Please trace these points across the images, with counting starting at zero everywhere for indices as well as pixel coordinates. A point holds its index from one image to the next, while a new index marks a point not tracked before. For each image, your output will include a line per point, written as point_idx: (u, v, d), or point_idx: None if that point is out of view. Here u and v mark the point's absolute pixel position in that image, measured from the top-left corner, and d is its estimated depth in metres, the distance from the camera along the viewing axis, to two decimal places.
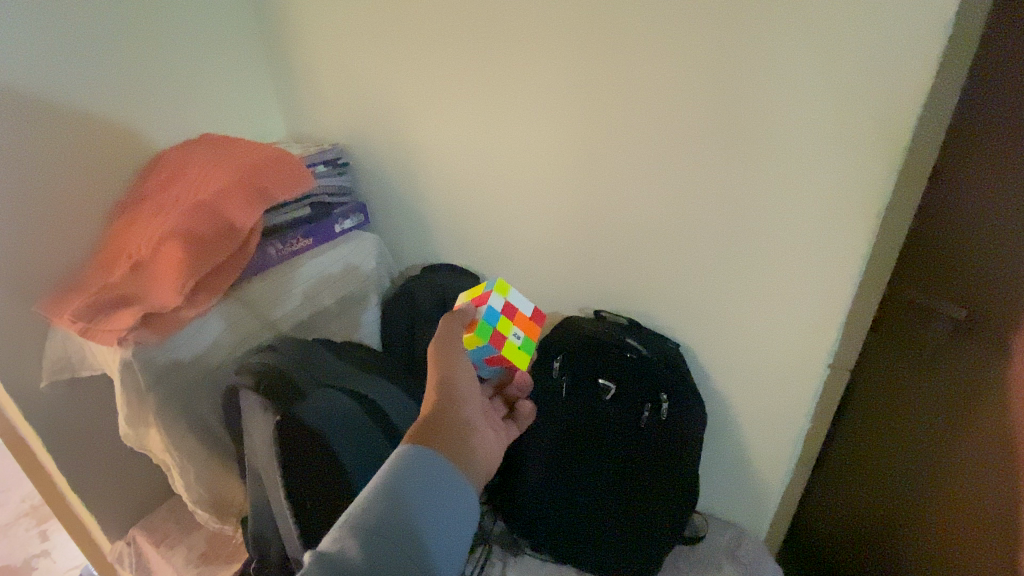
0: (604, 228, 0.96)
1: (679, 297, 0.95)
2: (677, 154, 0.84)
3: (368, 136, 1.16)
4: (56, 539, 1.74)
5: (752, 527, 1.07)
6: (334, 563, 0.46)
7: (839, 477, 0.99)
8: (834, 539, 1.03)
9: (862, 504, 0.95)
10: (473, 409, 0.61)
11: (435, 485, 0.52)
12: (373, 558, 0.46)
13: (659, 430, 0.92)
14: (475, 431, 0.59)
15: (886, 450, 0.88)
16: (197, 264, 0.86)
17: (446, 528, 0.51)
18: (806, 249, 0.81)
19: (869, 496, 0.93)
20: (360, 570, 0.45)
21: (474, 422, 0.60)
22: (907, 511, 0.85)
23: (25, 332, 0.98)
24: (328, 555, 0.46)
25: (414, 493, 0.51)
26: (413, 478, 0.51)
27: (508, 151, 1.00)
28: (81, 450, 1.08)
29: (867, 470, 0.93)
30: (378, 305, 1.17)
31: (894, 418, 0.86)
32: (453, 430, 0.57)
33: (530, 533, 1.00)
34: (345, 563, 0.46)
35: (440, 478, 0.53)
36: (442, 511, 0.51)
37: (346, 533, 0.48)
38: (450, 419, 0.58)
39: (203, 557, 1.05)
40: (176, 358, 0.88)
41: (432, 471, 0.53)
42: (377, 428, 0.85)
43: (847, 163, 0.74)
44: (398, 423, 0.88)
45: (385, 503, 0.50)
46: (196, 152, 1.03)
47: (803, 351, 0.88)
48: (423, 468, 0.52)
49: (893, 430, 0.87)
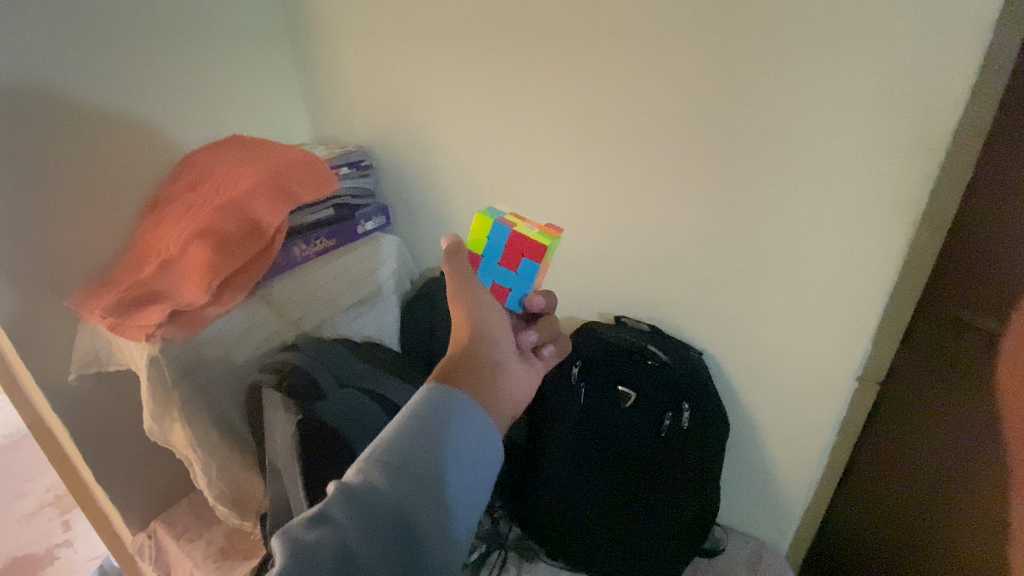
0: (625, 233, 0.95)
1: (703, 304, 0.93)
2: (702, 159, 0.83)
3: (392, 138, 1.18)
4: (78, 529, 1.78)
5: (772, 541, 1.04)
6: (357, 494, 0.46)
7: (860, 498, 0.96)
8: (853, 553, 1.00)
9: (884, 530, 0.91)
10: (503, 354, 0.61)
11: (465, 426, 0.51)
12: (397, 490, 0.46)
13: (680, 439, 0.90)
14: (504, 379, 0.58)
15: (911, 475, 0.85)
16: (223, 263, 0.87)
17: (470, 463, 0.51)
18: (835, 258, 0.79)
19: (891, 522, 0.90)
20: (384, 501, 0.46)
21: (502, 363, 0.59)
22: (923, 534, 0.83)
23: (57, 325, 1.00)
24: (352, 486, 0.46)
25: (444, 436, 0.50)
26: (439, 416, 0.50)
27: (529, 154, 1.00)
28: (106, 442, 1.10)
29: (890, 493, 0.90)
30: (398, 305, 1.18)
31: (920, 442, 0.83)
32: None
33: (546, 540, 0.99)
34: (371, 496, 0.46)
35: (470, 419, 0.52)
36: (469, 448, 0.51)
37: (372, 466, 0.47)
38: (479, 368, 0.57)
39: (221, 553, 1.06)
40: (201, 355, 0.89)
41: (458, 408, 0.52)
42: None
43: (880, 170, 0.72)
44: None
45: (411, 435, 0.49)
46: (225, 153, 1.05)
47: (831, 363, 0.86)
48: (452, 409, 0.51)
49: (920, 455, 0.83)
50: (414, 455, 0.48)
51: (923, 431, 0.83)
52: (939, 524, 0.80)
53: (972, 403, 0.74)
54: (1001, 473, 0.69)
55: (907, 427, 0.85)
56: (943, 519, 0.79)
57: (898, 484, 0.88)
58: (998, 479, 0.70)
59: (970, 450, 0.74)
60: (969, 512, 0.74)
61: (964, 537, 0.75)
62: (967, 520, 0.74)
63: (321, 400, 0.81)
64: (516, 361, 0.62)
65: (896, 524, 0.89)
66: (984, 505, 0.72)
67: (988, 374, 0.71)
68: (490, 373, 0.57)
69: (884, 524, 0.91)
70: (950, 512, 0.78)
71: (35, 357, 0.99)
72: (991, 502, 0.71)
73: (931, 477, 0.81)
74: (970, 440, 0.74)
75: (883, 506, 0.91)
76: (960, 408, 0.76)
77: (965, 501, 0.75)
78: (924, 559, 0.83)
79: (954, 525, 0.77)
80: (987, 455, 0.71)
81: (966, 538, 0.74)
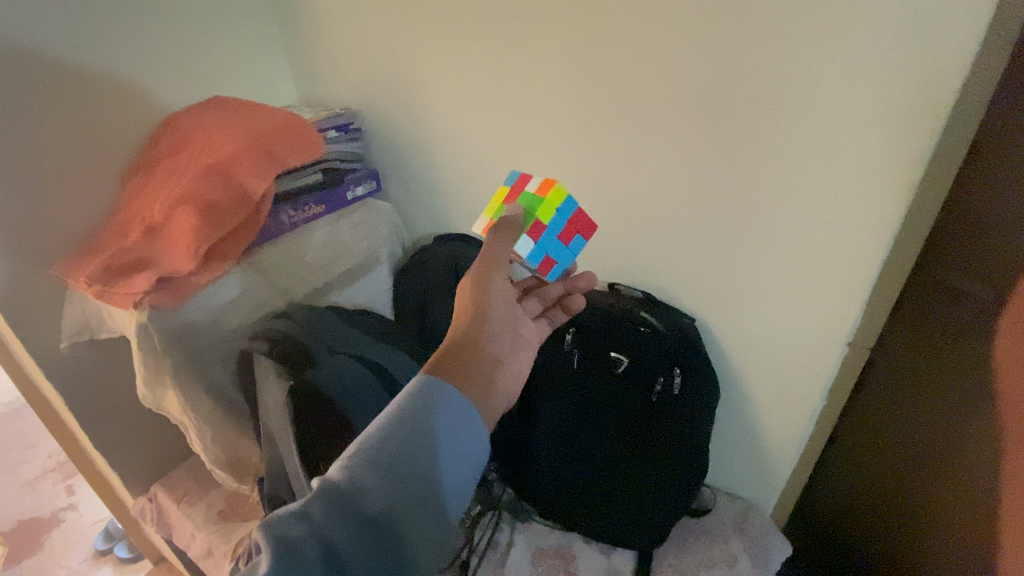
0: (620, 201, 0.94)
1: (696, 272, 0.93)
2: (700, 124, 0.81)
3: (381, 101, 1.13)
4: (81, 494, 1.81)
5: (759, 502, 1.07)
6: (344, 493, 0.46)
7: (850, 460, 0.98)
8: (842, 516, 1.02)
9: (875, 494, 0.94)
10: (502, 351, 0.61)
11: (452, 424, 0.51)
12: (386, 489, 0.46)
13: (671, 405, 0.91)
14: (504, 371, 0.59)
15: (905, 445, 0.86)
16: (211, 230, 0.86)
17: (457, 461, 0.50)
18: (831, 226, 0.78)
19: (882, 486, 0.92)
20: (371, 499, 0.46)
21: (502, 357, 0.60)
22: (911, 499, 0.86)
23: (43, 293, 0.98)
24: (338, 484, 0.46)
25: (423, 424, 0.50)
26: (426, 413, 0.50)
27: (523, 119, 0.97)
28: (102, 409, 1.11)
29: (881, 457, 0.92)
30: (390, 272, 1.17)
31: (916, 410, 0.84)
32: (479, 387, 0.55)
33: (540, 502, 1.01)
34: (356, 494, 0.46)
35: (458, 416, 0.51)
36: (459, 444, 0.51)
37: (358, 465, 0.47)
38: (476, 363, 0.57)
39: (222, 514, 1.09)
40: (190, 322, 0.89)
41: (446, 405, 0.51)
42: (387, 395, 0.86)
43: (881, 136, 0.70)
44: None
45: (398, 433, 0.49)
46: (209, 115, 1.02)
47: (824, 331, 0.86)
48: (440, 403, 0.51)
49: (915, 423, 0.84)
50: (402, 453, 0.48)
51: (914, 396, 0.84)
52: (928, 496, 0.82)
53: (968, 364, 0.74)
54: (993, 430, 0.70)
55: (904, 395, 0.86)
56: (934, 491, 0.81)
57: (892, 449, 0.89)
58: (991, 436, 0.71)
59: (964, 413, 0.75)
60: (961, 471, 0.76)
61: (955, 512, 0.77)
62: (959, 495, 0.76)
63: (312, 367, 0.81)
64: (512, 358, 0.62)
65: (885, 488, 0.92)
66: (976, 463, 0.73)
67: (987, 337, 0.71)
68: (489, 371, 0.57)
69: (874, 486, 0.94)
70: (942, 485, 0.79)
71: (24, 326, 0.98)
72: (987, 462, 0.71)
73: (923, 439, 0.83)
74: (967, 405, 0.75)
75: (874, 469, 0.94)
76: (958, 384, 0.76)
77: (958, 473, 0.76)
78: (913, 527, 0.86)
79: (948, 486, 0.78)
80: (982, 415, 0.72)
81: (959, 512, 0.76)
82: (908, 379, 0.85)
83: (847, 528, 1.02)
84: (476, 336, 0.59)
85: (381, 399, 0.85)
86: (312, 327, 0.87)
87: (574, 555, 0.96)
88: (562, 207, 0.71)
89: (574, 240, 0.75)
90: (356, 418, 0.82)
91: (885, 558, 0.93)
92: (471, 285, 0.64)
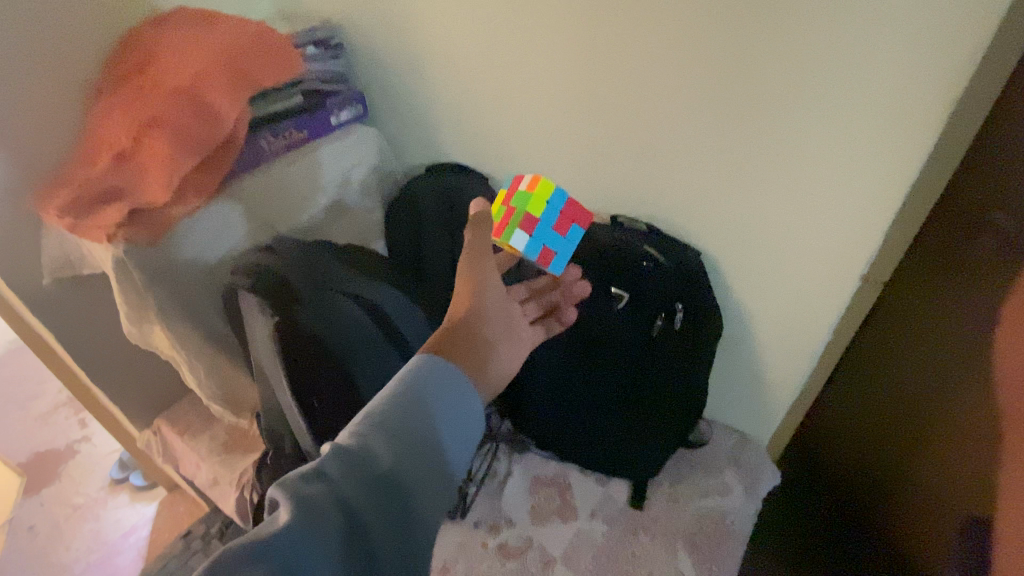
0: (626, 125, 0.86)
1: (705, 203, 0.87)
2: (720, 33, 0.72)
3: (364, 13, 1.02)
4: (94, 426, 1.86)
5: (756, 435, 1.07)
6: (355, 454, 0.43)
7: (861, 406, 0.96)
8: (846, 471, 1.00)
9: (879, 442, 0.92)
10: (494, 334, 0.59)
11: (455, 402, 0.50)
12: (395, 453, 0.45)
13: (672, 340, 0.89)
14: (494, 356, 0.58)
15: (918, 401, 0.82)
16: (183, 158, 0.78)
17: (458, 442, 0.49)
18: (859, 150, 0.71)
19: (888, 436, 0.90)
20: (382, 462, 0.44)
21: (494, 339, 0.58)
22: (913, 456, 0.83)
23: (15, 227, 0.93)
24: (349, 447, 0.44)
25: (432, 400, 0.49)
26: (429, 384, 0.49)
27: (521, 31, 0.87)
28: (96, 345, 1.10)
29: (891, 408, 0.89)
30: (381, 205, 1.11)
31: (931, 362, 0.80)
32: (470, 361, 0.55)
33: (537, 434, 1.01)
34: (367, 456, 0.44)
35: (458, 392, 0.50)
36: (456, 417, 0.50)
37: (368, 429, 0.45)
38: (469, 344, 0.56)
39: (225, 447, 1.10)
40: (171, 257, 0.85)
41: (450, 376, 0.51)
42: (383, 337, 0.82)
43: (925, 43, 0.62)
44: (411, 336, 0.84)
45: (406, 403, 0.48)
46: (171, 27, 0.92)
47: (837, 265, 0.82)
48: (444, 375, 0.50)
49: (931, 380, 0.80)
50: (410, 423, 0.47)
51: (928, 343, 0.80)
52: (934, 444, 0.78)
53: (982, 309, 0.70)
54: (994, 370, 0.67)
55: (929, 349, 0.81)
56: (936, 457, 0.78)
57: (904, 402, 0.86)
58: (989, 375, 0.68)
59: (969, 356, 0.72)
60: (959, 411, 0.73)
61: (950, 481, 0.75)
62: (960, 466, 0.73)
63: (299, 305, 0.77)
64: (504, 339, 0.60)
65: (890, 440, 0.89)
66: (975, 404, 0.70)
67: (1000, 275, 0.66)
68: (481, 356, 0.56)
69: (879, 435, 0.92)
70: (944, 453, 0.76)
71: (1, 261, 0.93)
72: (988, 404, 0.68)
73: (930, 386, 0.80)
74: (978, 351, 0.70)
75: (883, 417, 0.91)
76: (980, 354, 0.69)
77: (962, 445, 0.72)
78: (915, 476, 0.82)
79: (947, 433, 0.75)
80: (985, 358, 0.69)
81: (953, 480, 0.74)
82: (930, 330, 0.80)
83: (846, 471, 1.01)
84: (472, 322, 0.58)
85: (370, 334, 0.81)
86: (304, 266, 0.81)
87: (571, 484, 0.97)
88: (553, 199, 0.73)
89: (572, 229, 0.76)
90: (343, 352, 0.79)
91: (884, 518, 0.90)
92: (468, 263, 0.60)
